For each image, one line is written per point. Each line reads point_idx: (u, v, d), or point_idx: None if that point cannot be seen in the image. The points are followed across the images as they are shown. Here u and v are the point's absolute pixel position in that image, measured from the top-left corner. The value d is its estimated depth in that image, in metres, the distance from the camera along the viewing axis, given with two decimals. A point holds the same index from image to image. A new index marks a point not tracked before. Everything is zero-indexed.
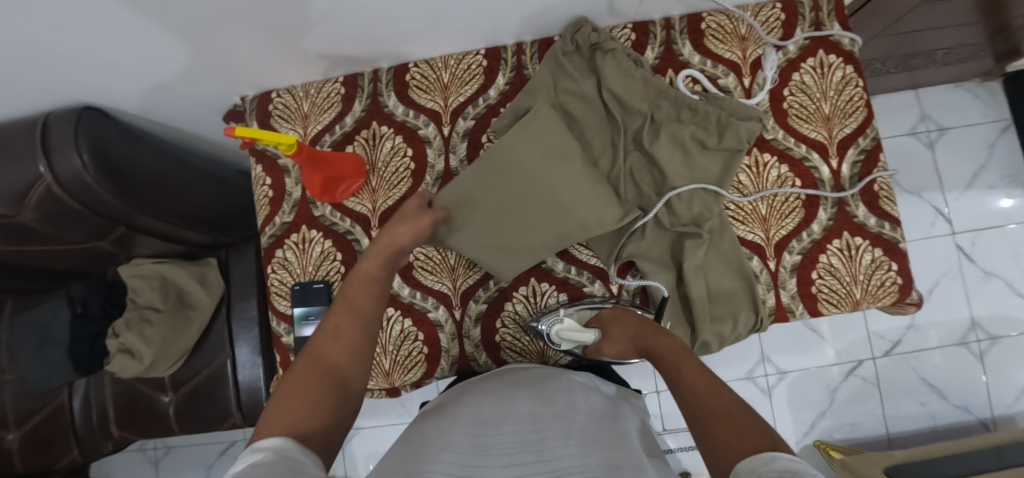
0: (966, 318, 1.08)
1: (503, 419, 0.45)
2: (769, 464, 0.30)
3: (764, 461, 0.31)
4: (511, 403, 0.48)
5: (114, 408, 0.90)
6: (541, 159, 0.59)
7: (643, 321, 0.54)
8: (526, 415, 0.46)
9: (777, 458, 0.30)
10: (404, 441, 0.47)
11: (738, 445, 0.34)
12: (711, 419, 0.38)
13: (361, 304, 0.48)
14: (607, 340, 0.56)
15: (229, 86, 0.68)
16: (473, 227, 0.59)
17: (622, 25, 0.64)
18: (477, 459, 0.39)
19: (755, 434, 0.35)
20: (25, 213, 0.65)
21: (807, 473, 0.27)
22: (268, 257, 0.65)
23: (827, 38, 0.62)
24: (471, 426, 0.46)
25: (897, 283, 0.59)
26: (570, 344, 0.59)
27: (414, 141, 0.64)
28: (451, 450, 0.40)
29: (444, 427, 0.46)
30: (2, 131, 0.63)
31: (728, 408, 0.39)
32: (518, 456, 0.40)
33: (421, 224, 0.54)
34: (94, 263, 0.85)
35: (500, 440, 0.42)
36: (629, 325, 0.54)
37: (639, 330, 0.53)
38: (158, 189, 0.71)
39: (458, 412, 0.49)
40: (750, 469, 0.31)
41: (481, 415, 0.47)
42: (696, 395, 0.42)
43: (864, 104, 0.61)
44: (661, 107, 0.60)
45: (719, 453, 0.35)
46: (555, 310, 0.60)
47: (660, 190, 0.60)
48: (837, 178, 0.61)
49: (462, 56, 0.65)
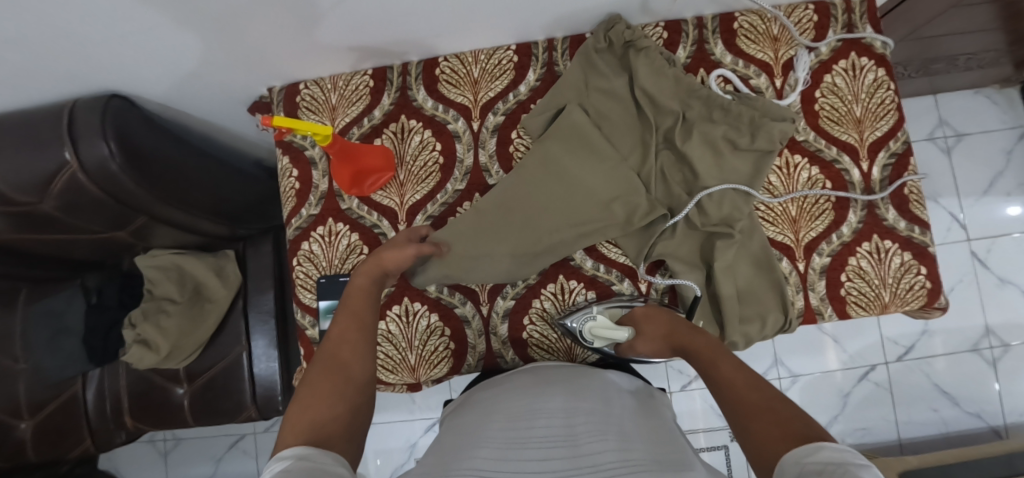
0: (980, 325, 1.08)
1: (534, 416, 0.45)
2: (813, 455, 0.30)
3: (807, 451, 0.31)
4: (542, 400, 0.47)
5: (129, 399, 0.90)
6: (570, 163, 0.60)
7: (675, 320, 0.54)
8: (559, 411, 0.45)
9: (824, 448, 0.30)
10: (441, 440, 0.47)
11: (779, 439, 0.34)
12: (751, 414, 0.38)
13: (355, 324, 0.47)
14: (642, 340, 0.56)
15: (256, 78, 0.67)
16: (500, 229, 0.60)
17: (654, 24, 0.64)
18: (513, 452, 0.40)
19: (796, 426, 0.34)
20: (48, 201, 0.65)
21: (856, 464, 0.27)
22: (293, 249, 0.65)
23: (859, 40, 0.62)
24: (504, 422, 0.45)
25: (926, 288, 0.59)
26: (604, 343, 0.59)
27: (442, 136, 0.64)
28: (485, 448, 0.41)
29: (479, 425, 0.46)
30: (26, 118, 0.63)
31: (768, 403, 0.38)
32: (556, 450, 0.40)
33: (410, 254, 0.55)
34: (111, 253, 0.84)
35: (534, 435, 0.42)
36: (662, 326, 0.54)
37: (674, 330, 0.53)
38: (180, 179, 0.70)
39: (491, 409, 0.49)
40: (796, 460, 0.31)
41: (514, 412, 0.47)
42: (735, 391, 0.41)
43: (896, 108, 0.61)
44: (692, 106, 0.60)
45: (762, 448, 0.35)
46: (585, 308, 0.60)
47: (690, 189, 0.60)
48: (867, 181, 0.61)
49: (492, 51, 0.64)
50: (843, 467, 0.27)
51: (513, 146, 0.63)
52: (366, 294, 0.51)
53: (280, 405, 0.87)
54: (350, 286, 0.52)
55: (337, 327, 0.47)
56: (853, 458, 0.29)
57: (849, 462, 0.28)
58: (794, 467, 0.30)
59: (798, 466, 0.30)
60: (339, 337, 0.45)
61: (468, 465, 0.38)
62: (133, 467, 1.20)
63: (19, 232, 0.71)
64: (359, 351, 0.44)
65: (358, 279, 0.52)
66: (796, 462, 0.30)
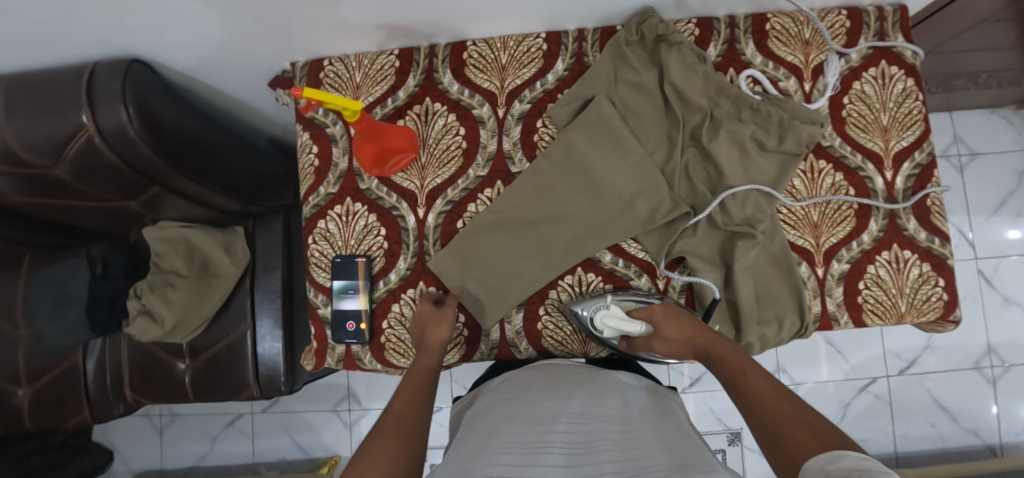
0: (982, 344, 1.08)
1: (555, 415, 0.45)
2: (837, 463, 0.30)
3: (832, 460, 0.31)
4: (561, 401, 0.47)
5: (128, 371, 0.89)
6: (595, 156, 0.60)
7: (698, 324, 0.54)
8: (579, 414, 0.45)
9: (850, 457, 0.30)
10: (463, 440, 0.46)
11: (812, 448, 0.34)
12: (782, 425, 0.38)
13: (410, 403, 0.50)
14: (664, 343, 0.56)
15: (280, 52, 0.66)
16: (523, 233, 0.61)
17: (686, 20, 0.63)
18: (534, 456, 0.39)
19: (830, 436, 0.35)
20: (60, 165, 0.64)
21: (873, 468, 0.27)
22: (309, 227, 0.64)
23: (891, 48, 0.62)
24: (524, 424, 0.45)
25: (942, 300, 0.59)
26: (614, 334, 0.57)
27: (467, 120, 0.63)
28: (507, 448, 0.41)
29: (501, 423, 0.46)
30: (44, 78, 0.61)
31: (799, 415, 0.39)
32: (576, 457, 0.40)
33: (441, 334, 0.56)
34: (119, 222, 0.84)
35: (555, 436, 0.42)
36: (682, 328, 0.54)
37: (699, 334, 0.53)
38: (196, 153, 0.70)
39: (512, 404, 0.49)
40: (819, 466, 0.32)
41: (534, 409, 0.47)
42: (763, 402, 0.42)
43: (923, 118, 0.61)
44: (721, 104, 0.60)
45: (793, 457, 0.35)
46: (602, 297, 0.59)
47: (714, 188, 0.60)
48: (891, 190, 0.61)
49: (521, 38, 0.64)
50: (863, 474, 0.27)
51: (538, 134, 0.63)
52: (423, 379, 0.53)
53: (282, 386, 0.86)
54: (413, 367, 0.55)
55: (395, 407, 0.49)
56: (880, 466, 0.28)
57: (871, 469, 0.27)
58: (819, 475, 0.31)
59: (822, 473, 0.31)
60: (398, 415, 0.48)
61: (492, 469, 0.38)
62: (127, 440, 1.19)
63: (30, 196, 0.70)
64: (412, 426, 0.47)
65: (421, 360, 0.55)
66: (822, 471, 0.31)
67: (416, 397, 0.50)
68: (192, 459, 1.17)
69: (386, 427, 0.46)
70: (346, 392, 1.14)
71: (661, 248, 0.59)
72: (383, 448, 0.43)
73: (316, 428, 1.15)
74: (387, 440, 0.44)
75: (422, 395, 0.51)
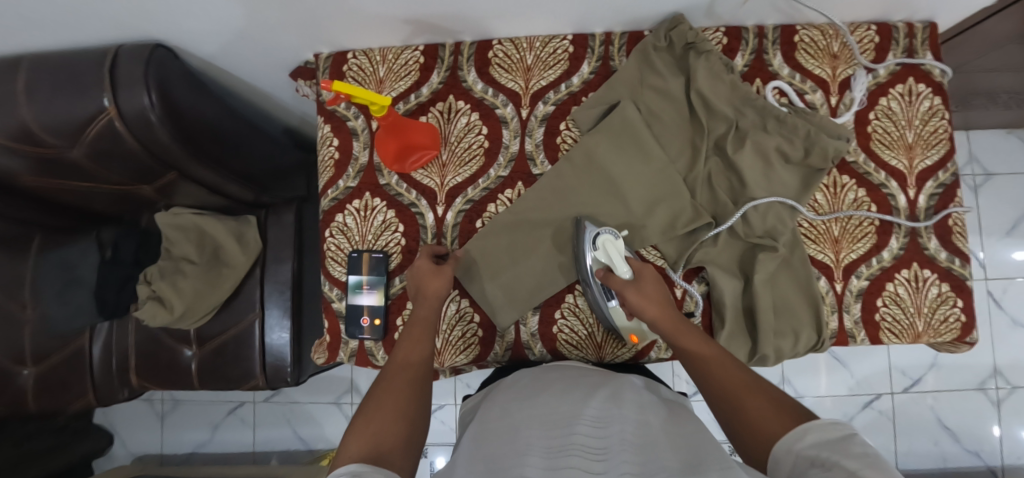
0: (988, 365, 1.08)
1: (576, 416, 0.45)
2: (803, 440, 0.34)
3: (797, 436, 0.35)
4: (580, 401, 0.47)
5: (135, 356, 0.89)
6: (617, 161, 0.60)
7: (666, 302, 0.53)
8: (598, 416, 0.45)
9: (812, 430, 0.34)
10: (478, 441, 0.46)
11: (774, 418, 0.38)
12: (738, 392, 0.42)
13: (413, 356, 0.51)
14: (630, 307, 0.53)
15: (303, 43, 0.66)
16: (541, 235, 0.61)
17: (714, 28, 0.63)
18: (558, 461, 0.39)
19: (785, 405, 0.39)
20: (76, 147, 0.64)
21: (836, 443, 0.32)
22: (327, 220, 0.64)
23: (919, 66, 0.62)
24: (539, 428, 0.44)
25: (960, 321, 0.59)
26: (600, 264, 0.57)
27: (490, 120, 0.63)
28: (529, 450, 0.41)
29: (518, 426, 0.46)
30: (66, 60, 0.61)
31: (746, 380, 0.43)
32: (593, 463, 0.39)
33: (440, 285, 0.56)
34: (132, 207, 0.83)
35: (575, 438, 0.42)
36: (651, 296, 0.52)
37: (664, 314, 0.51)
38: (213, 139, 0.69)
39: (523, 405, 0.49)
40: (788, 446, 0.35)
41: (549, 412, 0.46)
42: (710, 368, 0.45)
43: (948, 137, 0.61)
44: (746, 114, 0.59)
45: (756, 426, 0.38)
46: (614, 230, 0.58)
47: (736, 198, 0.59)
48: (913, 208, 0.61)
49: (548, 39, 0.63)
50: (833, 451, 0.31)
51: (560, 137, 0.62)
52: (424, 332, 0.53)
53: (289, 378, 0.85)
54: (413, 317, 0.55)
55: (397, 359, 0.51)
56: (840, 435, 0.33)
57: (839, 443, 0.32)
58: (789, 455, 0.34)
59: (792, 453, 0.34)
60: (400, 371, 0.49)
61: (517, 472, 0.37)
62: (128, 424, 1.19)
63: (45, 177, 0.69)
64: (416, 383, 0.48)
65: (421, 309, 0.55)
66: (791, 452, 0.34)
67: (416, 350, 0.51)
68: (192, 446, 1.17)
69: (389, 380, 0.48)
70: (349, 385, 1.13)
71: (679, 256, 0.59)
72: (389, 403, 0.45)
73: (318, 420, 1.14)
74: (391, 394, 0.46)
75: (424, 344, 0.52)
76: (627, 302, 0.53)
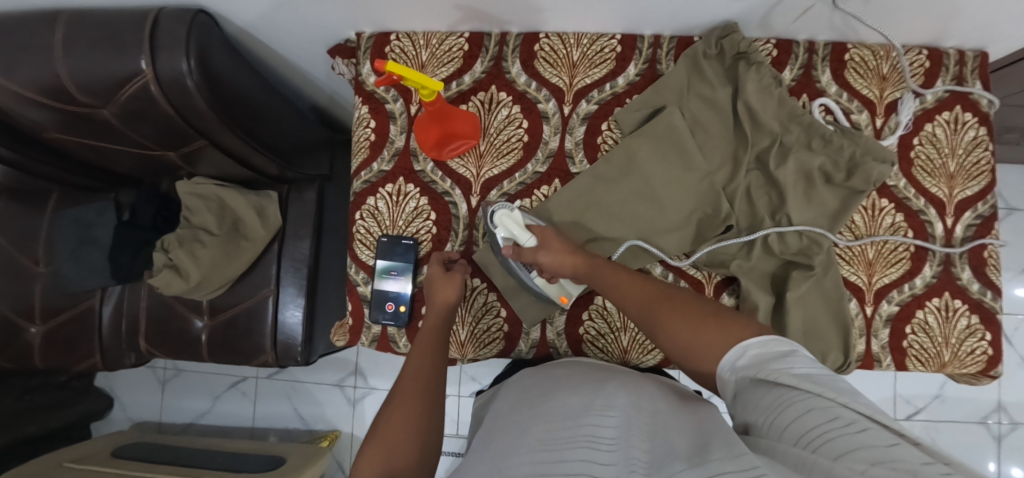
0: (993, 400, 1.08)
1: (588, 407, 0.42)
2: (744, 356, 0.34)
3: (737, 353, 0.35)
4: (590, 394, 0.45)
5: (145, 322, 0.88)
6: (657, 167, 0.59)
7: (578, 249, 0.53)
8: (612, 405, 0.42)
9: (752, 346, 0.35)
10: (485, 442, 0.45)
11: (709, 336, 0.38)
12: (664, 320, 0.42)
13: (424, 362, 0.50)
14: (549, 270, 0.54)
15: (346, 20, 0.65)
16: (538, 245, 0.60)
17: (765, 39, 0.62)
18: (554, 455, 0.37)
19: (710, 316, 0.40)
20: (108, 107, 0.62)
21: (768, 360, 0.32)
22: (357, 203, 0.63)
23: (967, 95, 0.61)
24: (546, 421, 0.43)
25: (987, 354, 0.59)
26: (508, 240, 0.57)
27: (531, 114, 0.62)
28: (537, 444, 0.39)
29: (525, 422, 0.44)
30: (105, 17, 0.59)
31: (669, 299, 0.44)
32: (599, 453, 0.37)
33: (447, 294, 0.56)
34: (154, 172, 0.82)
35: (585, 429, 0.40)
36: (563, 253, 0.53)
37: (578, 261, 0.52)
38: (245, 110, 0.68)
39: (529, 401, 0.48)
40: (731, 363, 0.35)
41: (561, 406, 0.45)
42: (630, 295, 0.47)
43: (990, 170, 0.60)
44: (792, 131, 0.59)
45: (694, 346, 0.38)
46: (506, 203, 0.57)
47: (774, 214, 0.59)
48: (949, 236, 0.60)
49: (596, 37, 0.62)
50: (765, 368, 0.32)
51: (601, 137, 0.62)
52: (433, 338, 0.53)
53: (299, 357, 0.85)
54: (422, 324, 0.55)
55: (409, 365, 0.49)
56: (777, 348, 0.34)
57: (770, 359, 0.32)
58: (732, 375, 0.35)
59: (735, 372, 0.34)
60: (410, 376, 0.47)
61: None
62: (129, 389, 1.19)
63: (70, 134, 0.68)
64: (431, 391, 0.47)
65: (431, 317, 0.55)
66: (733, 370, 0.34)
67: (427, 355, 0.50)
68: (191, 416, 1.17)
69: (402, 388, 0.46)
70: (354, 368, 1.13)
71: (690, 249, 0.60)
72: (402, 415, 0.43)
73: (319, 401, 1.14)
74: (404, 404, 0.44)
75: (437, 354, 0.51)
76: (542, 267, 0.54)
